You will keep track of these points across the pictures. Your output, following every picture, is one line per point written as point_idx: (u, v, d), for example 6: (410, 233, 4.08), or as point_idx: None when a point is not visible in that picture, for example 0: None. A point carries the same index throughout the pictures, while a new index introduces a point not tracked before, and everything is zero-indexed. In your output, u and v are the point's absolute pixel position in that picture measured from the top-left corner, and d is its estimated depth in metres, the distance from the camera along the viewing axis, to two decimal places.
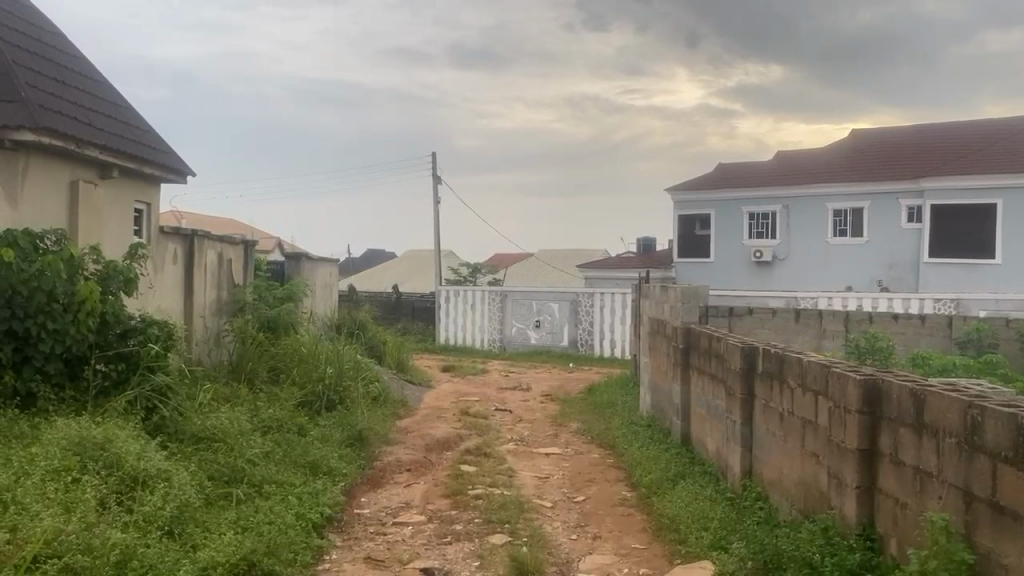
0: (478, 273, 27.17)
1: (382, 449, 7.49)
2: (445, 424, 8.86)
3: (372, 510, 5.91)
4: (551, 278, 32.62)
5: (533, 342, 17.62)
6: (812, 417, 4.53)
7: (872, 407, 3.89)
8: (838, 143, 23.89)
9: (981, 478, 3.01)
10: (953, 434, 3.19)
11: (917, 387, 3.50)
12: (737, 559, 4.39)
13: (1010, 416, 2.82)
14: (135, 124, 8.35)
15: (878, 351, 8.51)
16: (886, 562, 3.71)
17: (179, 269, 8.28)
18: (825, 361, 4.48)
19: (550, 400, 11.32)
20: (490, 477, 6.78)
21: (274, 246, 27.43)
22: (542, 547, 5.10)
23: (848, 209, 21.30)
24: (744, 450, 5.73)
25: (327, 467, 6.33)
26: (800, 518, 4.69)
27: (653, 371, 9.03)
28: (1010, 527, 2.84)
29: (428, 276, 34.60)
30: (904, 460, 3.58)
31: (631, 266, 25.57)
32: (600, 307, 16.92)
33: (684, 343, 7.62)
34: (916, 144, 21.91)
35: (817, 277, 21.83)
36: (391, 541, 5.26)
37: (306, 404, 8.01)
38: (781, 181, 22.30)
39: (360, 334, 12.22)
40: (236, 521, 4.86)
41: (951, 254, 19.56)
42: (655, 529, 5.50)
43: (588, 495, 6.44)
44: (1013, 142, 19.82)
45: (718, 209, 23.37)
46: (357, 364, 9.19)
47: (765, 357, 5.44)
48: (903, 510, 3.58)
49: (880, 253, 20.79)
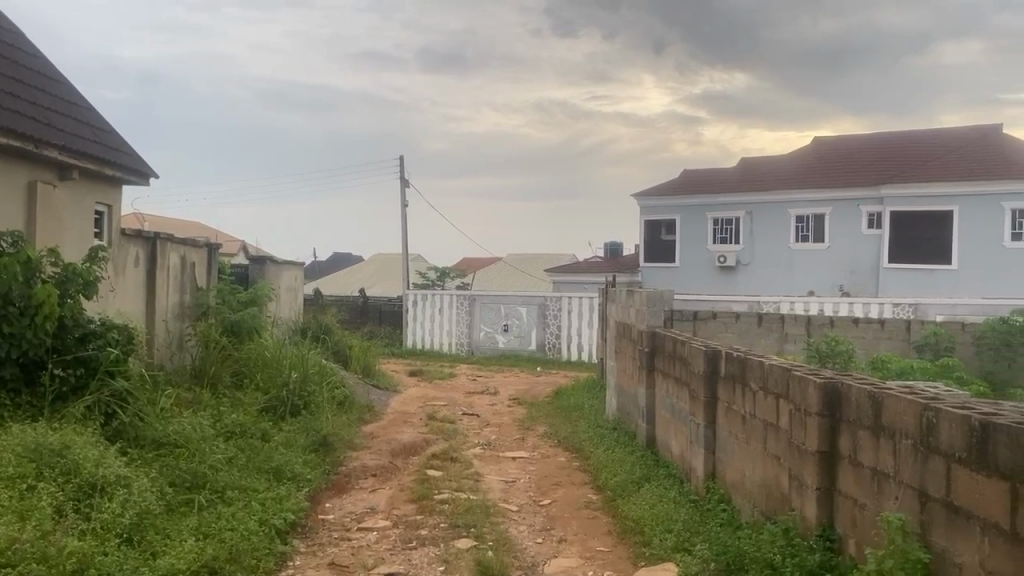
0: (446, 277, 27.09)
1: (347, 454, 7.42)
2: (412, 429, 8.81)
3: (337, 515, 5.87)
4: (519, 282, 32.64)
5: (501, 346, 17.62)
6: (774, 419, 4.60)
7: (831, 410, 3.96)
8: (802, 149, 24.26)
9: (936, 479, 3.07)
10: (910, 436, 3.26)
11: (875, 390, 3.58)
12: (700, 562, 4.43)
13: (964, 419, 2.89)
14: (97, 125, 8.21)
15: (838, 354, 8.67)
16: (844, 562, 3.76)
17: (140, 272, 8.14)
18: (786, 365, 4.55)
19: (517, 404, 11.33)
20: (456, 482, 6.76)
21: (239, 248, 27.06)
22: (508, 551, 5.09)
23: (810, 215, 21.64)
24: (708, 453, 5.78)
25: (291, 473, 6.25)
26: (762, 520, 4.75)
27: (619, 376, 9.08)
28: (964, 526, 2.90)
29: (396, 279, 34.40)
30: (863, 462, 3.65)
31: (599, 270, 25.69)
32: (568, 311, 16.99)
33: (649, 347, 7.68)
34: (877, 152, 22.33)
35: (781, 282, 22.13)
36: (355, 546, 5.22)
37: (270, 410, 7.92)
38: (746, 187, 22.59)
39: (325, 339, 12.12)
40: (197, 528, 4.80)
41: (909, 259, 19.94)
42: (620, 531, 5.53)
43: (554, 499, 6.45)
44: (970, 150, 20.30)
45: (684, 214, 23.61)
46: (321, 369, 9.12)
47: (728, 361, 5.51)
48: (862, 511, 3.64)
49: (842, 258, 21.14)
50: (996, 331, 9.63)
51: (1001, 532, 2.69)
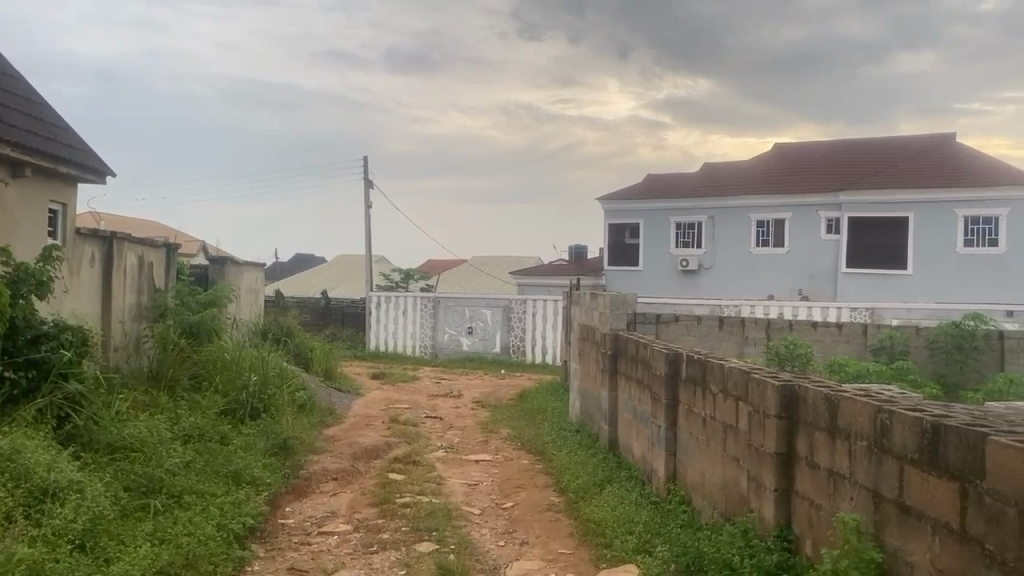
0: (410, 279, 26.97)
1: (308, 458, 7.34)
2: (374, 432, 8.76)
3: (297, 519, 5.80)
4: (484, 284, 32.61)
5: (465, 349, 17.59)
6: (733, 422, 4.65)
7: (789, 412, 4.03)
8: (762, 155, 24.63)
9: (890, 480, 3.13)
10: (864, 438, 3.32)
11: (831, 393, 3.64)
12: (661, 563, 4.47)
13: (917, 421, 2.95)
14: (52, 122, 8.02)
15: (796, 357, 8.85)
16: (801, 562, 3.81)
17: (97, 272, 7.96)
18: (745, 367, 4.62)
19: (480, 407, 11.31)
20: (418, 485, 6.73)
21: (198, 249, 26.60)
22: (471, 555, 5.08)
23: (770, 220, 21.94)
24: (669, 455, 5.83)
25: (250, 478, 6.16)
26: (721, 520, 4.81)
27: (582, 378, 9.11)
28: (916, 526, 2.96)
29: (358, 281, 34.12)
30: (819, 463, 3.71)
31: (563, 273, 25.78)
32: (532, 314, 17.03)
33: (613, 350, 7.73)
34: (835, 158, 22.76)
35: (742, 286, 22.42)
36: (315, 551, 5.16)
37: (229, 414, 7.81)
38: (708, 192, 22.85)
39: (286, 341, 11.98)
40: (153, 534, 4.71)
41: (866, 264, 20.34)
42: (582, 533, 5.54)
43: (516, 501, 6.45)
44: (925, 158, 20.79)
45: (647, 218, 23.80)
46: (282, 371, 9.01)
47: (689, 363, 5.57)
48: (819, 511, 3.70)
49: (801, 263, 21.48)
50: (950, 335, 9.87)
51: (951, 531, 2.74)
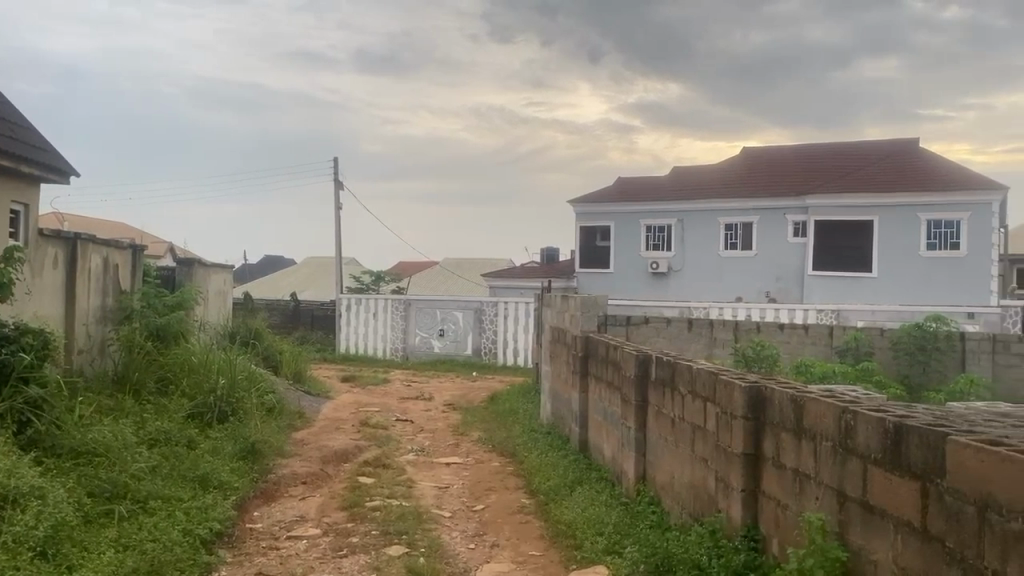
0: (380, 281, 26.84)
1: (276, 462, 7.26)
2: (344, 436, 8.70)
3: (266, 524, 5.75)
4: (455, 286, 32.55)
5: (436, 351, 17.56)
6: (701, 422, 4.69)
7: (755, 413, 4.08)
8: (731, 159, 24.89)
9: (854, 480, 3.18)
10: (829, 438, 3.37)
11: (797, 394, 3.69)
12: (630, 563, 4.50)
13: (880, 421, 3.01)
14: (15, 120, 7.87)
15: (763, 359, 8.98)
16: (767, 561, 3.85)
17: (60, 274, 7.82)
18: (713, 368, 4.67)
19: (451, 409, 11.29)
20: (388, 488, 6.69)
21: (165, 251, 26.23)
22: (440, 558, 5.07)
23: (739, 223, 22.16)
24: (638, 456, 5.86)
25: (217, 482, 6.09)
26: (690, 521, 4.85)
27: (553, 380, 9.14)
28: (879, 525, 3.01)
29: (328, 283, 33.90)
30: (785, 463, 3.76)
31: (535, 275, 25.82)
32: (504, 316, 17.05)
33: (583, 352, 7.76)
34: (802, 163, 23.08)
35: (710, 288, 22.62)
36: (284, 555, 5.12)
37: (196, 417, 7.71)
38: (678, 196, 23.04)
39: (255, 344, 11.86)
40: (116, 540, 4.64)
41: (832, 267, 20.63)
42: (553, 535, 5.55)
43: (486, 504, 6.45)
44: (889, 163, 21.16)
45: (618, 221, 23.93)
46: (250, 375, 8.91)
47: (658, 365, 5.61)
48: (785, 511, 3.75)
49: (768, 266, 21.73)
50: (913, 336, 10.04)
51: (913, 529, 2.79)
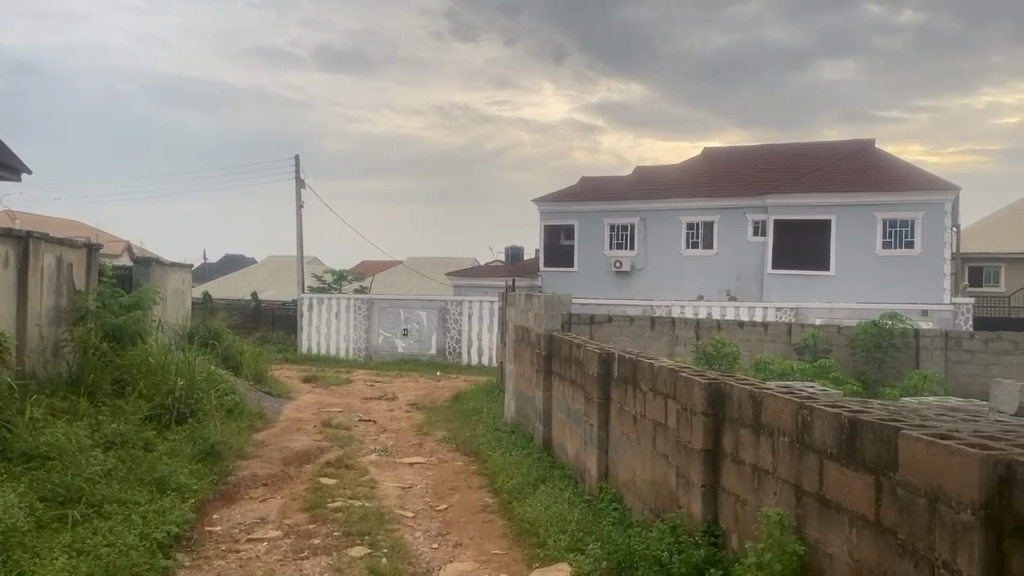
0: (343, 280, 26.63)
1: (236, 463, 7.17)
2: (306, 437, 8.60)
3: (224, 526, 5.66)
4: (419, 285, 32.43)
5: (400, 351, 17.47)
6: (662, 419, 4.74)
7: (715, 409, 4.12)
8: (692, 159, 25.15)
9: (811, 475, 3.24)
10: (786, 434, 3.42)
11: (755, 391, 3.74)
12: (593, 560, 4.53)
13: (835, 417, 3.06)
14: None
15: (724, 356, 9.11)
16: (727, 556, 3.90)
17: (11, 274, 7.54)
18: (674, 366, 4.71)
19: (415, 409, 11.24)
20: (350, 489, 6.64)
21: (122, 250, 25.73)
22: (403, 558, 5.04)
23: (700, 223, 22.40)
24: (601, 453, 5.90)
25: (175, 484, 5.99)
26: (651, 518, 4.89)
27: (517, 379, 9.16)
28: (835, 518, 3.05)
29: (290, 282, 33.54)
30: (744, 459, 3.81)
31: (499, 274, 25.82)
32: (468, 315, 17.02)
33: (547, 351, 7.78)
34: (762, 163, 23.40)
35: (673, 287, 22.86)
36: (244, 558, 5.05)
37: (154, 419, 7.59)
38: (641, 195, 23.23)
39: (215, 344, 11.69)
40: (70, 545, 4.54)
41: (790, 266, 20.95)
42: (516, 533, 5.56)
43: (450, 503, 6.43)
44: (846, 163, 21.54)
45: (582, 220, 24.06)
46: (209, 376, 8.78)
47: (620, 362, 5.64)
48: (744, 506, 3.80)
49: (729, 265, 22.00)
50: (869, 333, 10.23)
51: (868, 522, 2.84)
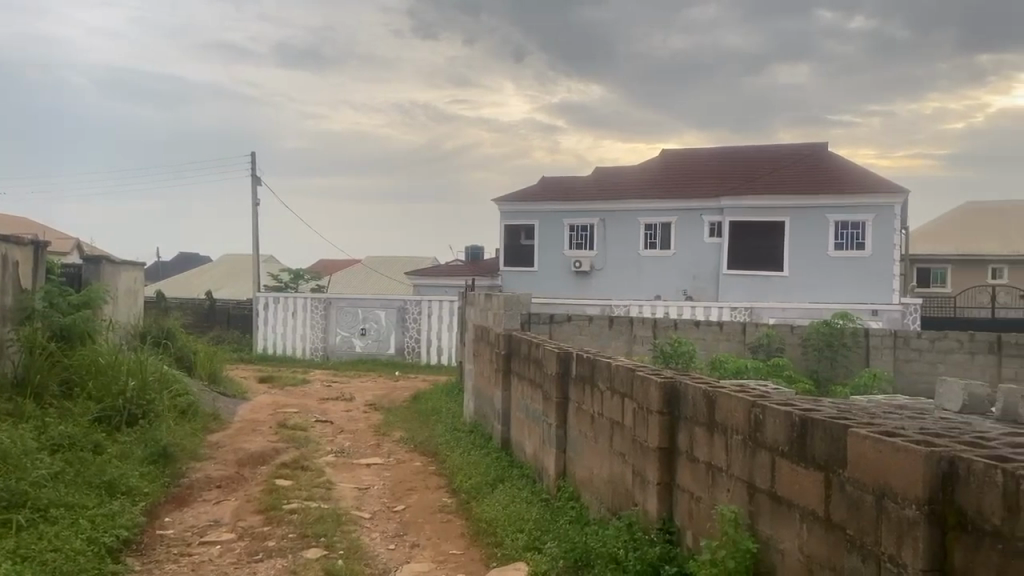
0: (300, 279, 26.30)
1: (189, 465, 7.05)
2: (261, 438, 8.47)
3: (176, 530, 5.55)
4: (378, 284, 32.19)
5: (358, 350, 17.32)
6: (619, 418, 4.77)
7: (670, 408, 4.17)
8: (650, 159, 25.38)
9: (763, 472, 3.29)
10: (739, 432, 3.48)
11: (709, 389, 3.79)
12: (550, 558, 4.54)
13: (786, 414, 3.11)
14: None
15: (681, 355, 9.24)
16: (682, 552, 3.94)
17: None
18: (631, 365, 4.74)
19: (373, 410, 11.14)
20: (307, 491, 6.57)
21: (71, 248, 25.05)
22: (359, 559, 5.01)
23: (658, 223, 22.62)
24: (559, 452, 5.92)
25: (125, 487, 5.86)
26: (608, 516, 4.92)
27: (476, 379, 9.15)
28: (786, 514, 3.11)
29: (246, 280, 33.04)
30: (699, 456, 3.86)
31: (459, 274, 25.76)
32: (427, 315, 16.95)
33: (506, 351, 7.78)
34: (719, 165, 23.72)
35: (631, 286, 23.05)
36: (196, 562, 4.96)
37: (104, 420, 7.42)
38: (600, 195, 23.38)
39: (167, 344, 11.44)
40: (14, 551, 4.42)
41: (746, 267, 21.28)
42: (473, 533, 5.56)
43: (407, 504, 6.40)
44: (800, 166, 21.95)
45: (541, 220, 24.12)
46: (162, 376, 8.60)
47: (579, 361, 5.67)
48: (698, 503, 3.84)
49: (686, 265, 22.27)
50: (821, 332, 10.44)
51: (818, 519, 2.90)
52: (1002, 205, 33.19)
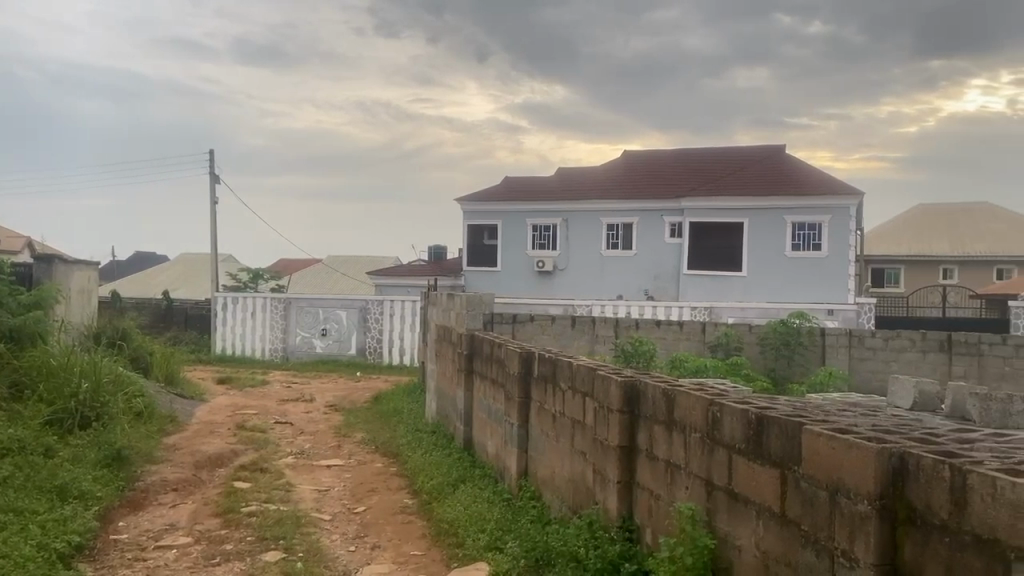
0: (260, 279, 25.94)
1: (145, 469, 6.92)
2: (219, 440, 8.34)
3: (131, 534, 5.45)
4: (339, 284, 31.89)
5: (319, 351, 17.16)
6: (580, 417, 4.80)
7: (630, 407, 4.20)
8: (612, 160, 25.53)
9: (720, 469, 3.33)
10: (698, 430, 3.52)
11: (668, 388, 3.83)
12: (511, 558, 4.54)
13: (743, 412, 3.16)
14: None
15: (642, 354, 9.32)
16: (641, 550, 3.98)
17: None
18: (592, 365, 4.76)
19: (334, 411, 11.05)
20: (265, 493, 6.49)
21: (20, 247, 24.35)
22: (319, 562, 4.96)
23: (620, 224, 22.78)
24: (521, 452, 5.93)
25: (77, 491, 5.73)
26: (569, 514, 4.94)
27: (438, 379, 9.13)
28: (743, 512, 3.15)
29: (204, 279, 32.53)
30: (658, 454, 3.90)
31: (421, 273, 25.65)
32: (388, 315, 16.85)
33: (468, 351, 7.77)
34: (679, 166, 23.97)
35: (593, 286, 23.18)
36: (151, 566, 4.87)
37: (55, 424, 7.23)
38: (563, 196, 23.47)
39: (123, 344, 11.21)
40: None
41: (706, 267, 21.56)
42: (434, 534, 5.54)
43: (368, 506, 6.35)
44: (759, 168, 22.28)
45: (504, 220, 24.12)
46: (117, 377, 8.43)
47: (540, 361, 5.68)
48: (657, 501, 3.88)
49: (647, 265, 22.48)
50: (778, 332, 10.62)
51: (773, 515, 2.95)
52: (953, 207, 34.05)
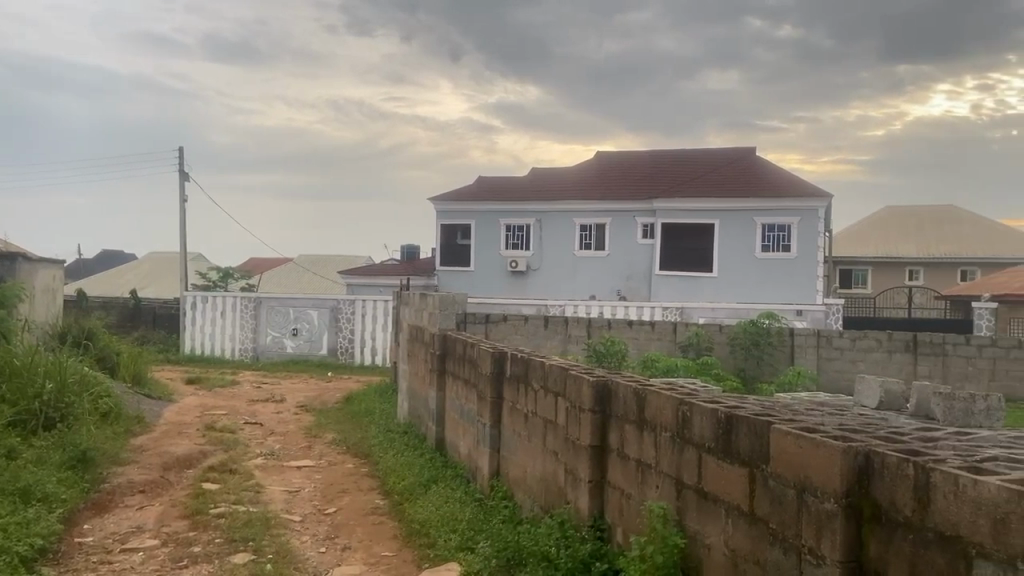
0: (230, 279, 25.65)
1: (111, 470, 6.81)
2: (187, 441, 8.24)
3: (96, 537, 5.37)
4: (310, 283, 31.64)
5: (289, 351, 17.01)
6: (552, 417, 4.81)
7: (602, 406, 4.22)
8: (585, 161, 25.61)
9: (690, 468, 3.36)
10: (668, 429, 3.54)
11: (639, 388, 3.86)
12: (483, 558, 4.54)
13: (713, 412, 3.19)
14: None
15: (613, 354, 9.35)
16: (612, 549, 4.00)
17: None
18: (564, 365, 4.77)
19: (304, 411, 10.97)
20: (234, 494, 6.42)
21: None
22: (289, 563, 4.92)
23: (593, 224, 22.86)
24: (493, 452, 5.92)
25: (41, 494, 5.62)
26: (541, 514, 4.95)
27: (410, 379, 9.09)
28: (712, 510, 3.18)
29: (172, 278, 32.09)
30: (628, 454, 3.92)
31: (393, 273, 25.54)
32: (360, 314, 16.74)
33: (440, 351, 7.75)
34: (651, 167, 24.11)
35: (566, 286, 23.24)
36: (116, 569, 4.80)
37: (19, 425, 7.09)
38: (536, 196, 23.50)
39: (89, 344, 11.04)
40: None
41: (677, 267, 21.72)
42: (405, 535, 5.52)
43: (338, 507, 6.30)
44: (730, 170, 22.48)
45: (477, 220, 24.09)
46: (82, 378, 8.29)
47: (512, 361, 5.69)
48: (628, 500, 3.90)
49: (619, 265, 22.59)
50: (748, 332, 10.70)
51: (741, 513, 2.98)
52: (919, 210, 34.62)
